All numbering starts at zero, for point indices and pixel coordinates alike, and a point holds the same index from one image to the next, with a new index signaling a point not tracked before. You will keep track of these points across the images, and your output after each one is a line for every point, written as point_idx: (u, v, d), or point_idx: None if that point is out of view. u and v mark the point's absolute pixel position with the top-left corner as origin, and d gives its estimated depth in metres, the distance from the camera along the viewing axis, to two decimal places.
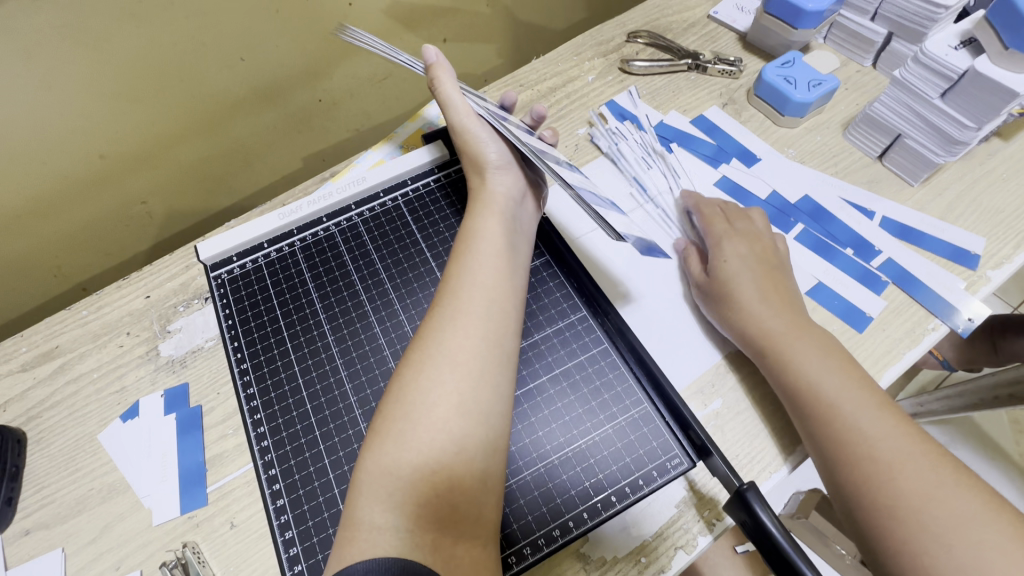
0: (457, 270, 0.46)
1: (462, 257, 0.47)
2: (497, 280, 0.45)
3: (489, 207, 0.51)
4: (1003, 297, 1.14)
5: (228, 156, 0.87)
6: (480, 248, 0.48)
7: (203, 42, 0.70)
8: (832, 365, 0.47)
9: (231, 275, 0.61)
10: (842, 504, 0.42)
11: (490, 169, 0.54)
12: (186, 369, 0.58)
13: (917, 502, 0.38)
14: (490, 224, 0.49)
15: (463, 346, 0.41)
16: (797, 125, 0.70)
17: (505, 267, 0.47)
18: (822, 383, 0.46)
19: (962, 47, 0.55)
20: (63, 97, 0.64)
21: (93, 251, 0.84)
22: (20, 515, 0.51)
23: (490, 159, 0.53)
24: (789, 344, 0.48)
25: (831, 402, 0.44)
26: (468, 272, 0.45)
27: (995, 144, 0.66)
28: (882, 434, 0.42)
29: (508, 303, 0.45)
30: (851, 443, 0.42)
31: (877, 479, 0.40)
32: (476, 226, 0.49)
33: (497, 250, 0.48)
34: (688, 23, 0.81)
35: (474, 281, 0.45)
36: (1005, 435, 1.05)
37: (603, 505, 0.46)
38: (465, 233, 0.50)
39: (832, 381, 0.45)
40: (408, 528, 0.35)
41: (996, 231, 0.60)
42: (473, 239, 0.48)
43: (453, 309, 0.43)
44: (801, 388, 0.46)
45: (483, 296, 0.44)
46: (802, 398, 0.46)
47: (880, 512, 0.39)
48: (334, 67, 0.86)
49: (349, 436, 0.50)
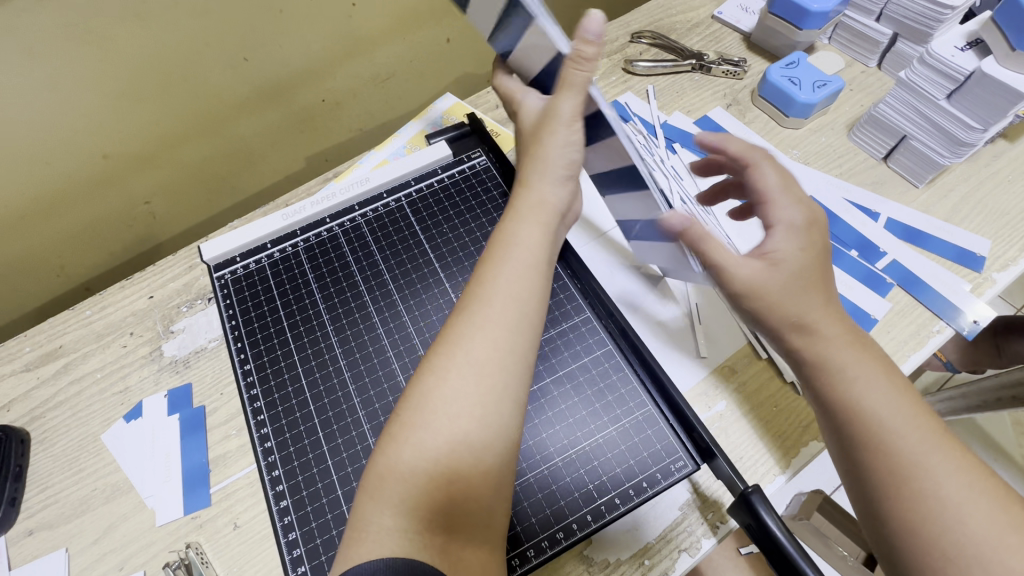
0: (487, 274, 0.43)
1: (494, 262, 0.44)
2: (531, 290, 0.43)
3: (524, 215, 0.46)
4: (1006, 299, 1.14)
5: (231, 156, 0.87)
6: (514, 256, 0.44)
7: (207, 43, 0.70)
8: (891, 382, 0.40)
9: (234, 275, 0.61)
10: (881, 534, 0.38)
11: (564, 175, 0.47)
12: (189, 369, 0.58)
13: (984, 549, 0.33)
14: (535, 235, 0.45)
15: (491, 357, 0.40)
16: (801, 126, 0.70)
17: (539, 278, 0.44)
18: (880, 403, 0.39)
19: (968, 48, 0.55)
20: (67, 96, 0.64)
21: (96, 250, 0.84)
22: (24, 515, 0.51)
23: (569, 164, 0.46)
24: (844, 352, 0.41)
25: (891, 430, 0.38)
26: (504, 279, 0.42)
27: (1001, 145, 0.66)
28: (947, 469, 0.36)
29: (536, 315, 0.43)
30: (912, 477, 0.36)
31: (937, 520, 0.35)
32: (516, 232, 0.45)
33: (532, 261, 0.44)
34: (692, 24, 0.81)
35: (507, 290, 0.42)
36: (1007, 436, 1.05)
37: (607, 507, 0.46)
38: (500, 237, 0.45)
39: (897, 405, 0.38)
40: (415, 530, 0.35)
41: (1001, 233, 0.60)
42: (509, 245, 0.44)
43: (478, 317, 0.41)
44: (857, 412, 0.39)
45: (515, 307, 0.42)
46: (852, 424, 0.39)
47: (934, 556, 0.35)
48: (337, 66, 0.86)
49: (353, 438, 0.50)
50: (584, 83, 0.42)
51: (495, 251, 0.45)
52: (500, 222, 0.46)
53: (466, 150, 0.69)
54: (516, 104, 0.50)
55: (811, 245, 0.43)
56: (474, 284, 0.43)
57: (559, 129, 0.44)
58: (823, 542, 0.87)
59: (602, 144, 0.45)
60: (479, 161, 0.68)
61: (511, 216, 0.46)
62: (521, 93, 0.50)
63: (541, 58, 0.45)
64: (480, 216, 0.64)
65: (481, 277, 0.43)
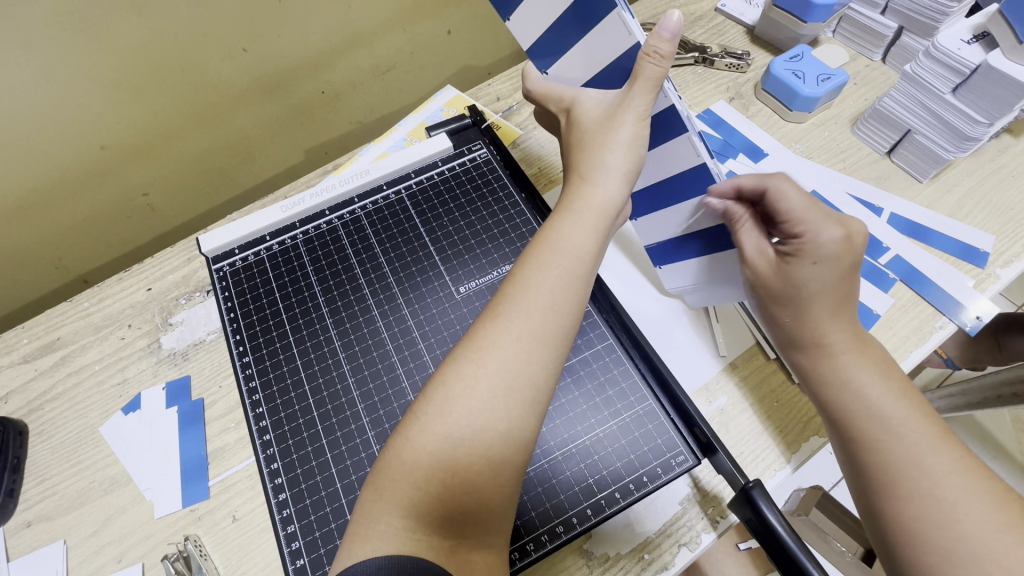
0: (527, 276, 0.42)
1: (532, 261, 0.42)
2: (564, 290, 0.41)
3: (580, 215, 0.43)
4: (1008, 296, 1.14)
5: (230, 148, 0.86)
6: (549, 258, 0.42)
7: (205, 33, 0.69)
8: (890, 386, 0.40)
9: (233, 267, 0.60)
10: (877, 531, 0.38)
11: (615, 172, 0.44)
12: (188, 362, 0.57)
13: (979, 549, 0.33)
14: (581, 237, 0.43)
15: (520, 368, 0.38)
16: (805, 120, 0.69)
17: (579, 286, 0.42)
18: (874, 402, 0.39)
19: (975, 41, 0.54)
20: (62, 86, 0.63)
21: (94, 241, 0.84)
22: (22, 507, 0.51)
23: (624, 163, 0.44)
24: (844, 356, 0.41)
25: (890, 431, 0.38)
26: (546, 281, 0.41)
27: (1006, 141, 0.65)
28: (944, 468, 0.36)
29: (570, 321, 0.41)
30: (901, 473, 0.36)
31: (929, 517, 0.35)
32: (569, 235, 0.43)
33: (572, 265, 0.42)
34: (696, 16, 0.80)
35: (538, 292, 0.40)
36: (1006, 433, 1.05)
37: (607, 501, 0.46)
38: (545, 236, 0.43)
39: (897, 409, 0.38)
40: (422, 531, 0.35)
41: (1006, 229, 0.59)
42: (553, 246, 0.42)
43: (508, 318, 0.40)
44: (856, 416, 0.39)
45: (553, 314, 0.40)
46: (852, 426, 0.39)
47: (927, 554, 0.34)
48: (337, 58, 0.86)
49: (352, 431, 0.50)
50: (658, 76, 0.41)
51: (539, 251, 0.43)
52: (559, 220, 0.44)
53: (467, 142, 0.69)
54: (568, 101, 0.48)
55: (840, 261, 0.40)
56: (510, 288, 0.41)
57: (628, 119, 0.43)
58: (821, 536, 0.86)
59: (667, 146, 0.46)
60: (480, 153, 0.67)
61: (560, 217, 0.44)
62: (571, 89, 0.49)
63: (609, 54, 0.45)
64: (481, 209, 0.63)
65: (521, 282, 0.41)
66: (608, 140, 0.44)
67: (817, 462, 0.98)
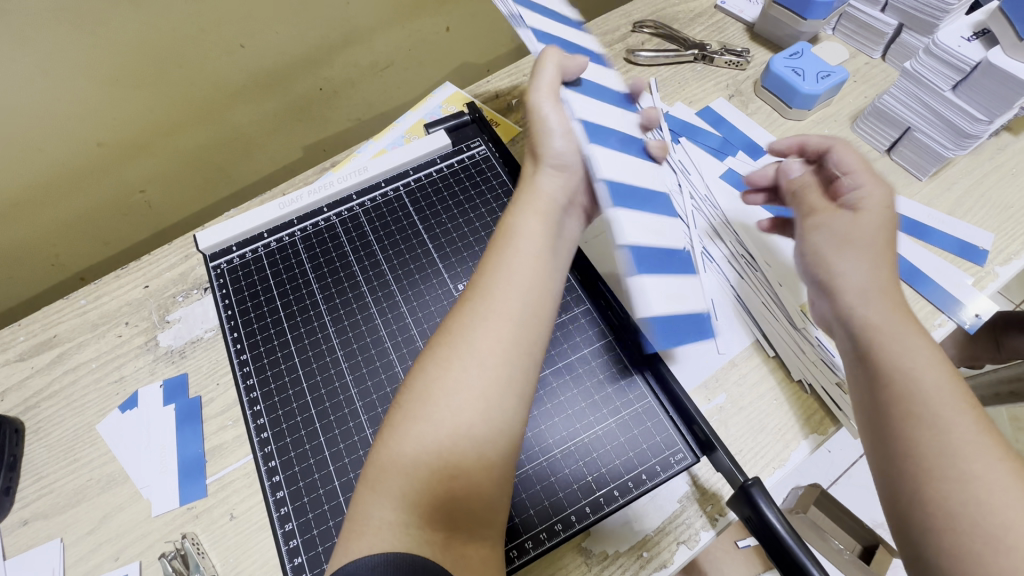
0: (491, 265, 0.44)
1: (499, 251, 0.45)
2: (532, 278, 0.43)
3: (527, 205, 0.48)
4: (1007, 295, 1.14)
5: (227, 145, 0.86)
6: (518, 246, 0.45)
7: (202, 29, 0.69)
8: (940, 373, 0.37)
9: (230, 265, 0.60)
10: (895, 518, 0.36)
11: (547, 164, 0.50)
12: (185, 359, 0.57)
13: None
14: (532, 225, 0.46)
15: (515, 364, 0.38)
16: (804, 117, 0.69)
17: (541, 269, 0.44)
18: (918, 382, 0.37)
19: (975, 38, 0.54)
20: (57, 82, 0.63)
21: (90, 238, 0.83)
22: (18, 505, 0.50)
23: (553, 152, 0.49)
24: (891, 332, 0.40)
25: (933, 413, 0.36)
26: (508, 266, 0.43)
27: (1005, 139, 0.65)
28: None
29: (542, 308, 0.43)
30: (936, 457, 0.34)
31: None
32: (516, 222, 0.46)
33: (534, 251, 0.45)
34: (695, 13, 0.80)
35: (510, 278, 0.42)
36: (1004, 432, 1.05)
37: (605, 499, 0.46)
38: (503, 228, 0.47)
39: (941, 391, 0.36)
40: (417, 526, 0.34)
41: (1005, 227, 0.59)
42: (511, 235, 0.45)
43: (485, 307, 0.41)
44: (903, 391, 0.37)
45: (519, 297, 0.42)
46: (897, 400, 0.37)
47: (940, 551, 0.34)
48: (335, 54, 0.85)
49: (350, 428, 0.50)
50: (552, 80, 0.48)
51: (496, 239, 0.46)
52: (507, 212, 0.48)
53: (465, 139, 0.69)
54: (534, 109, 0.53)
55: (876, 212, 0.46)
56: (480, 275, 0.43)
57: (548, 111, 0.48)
58: (819, 535, 0.86)
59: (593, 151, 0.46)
60: (479, 150, 0.67)
61: (511, 208, 0.49)
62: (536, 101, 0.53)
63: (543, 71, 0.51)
64: (479, 206, 0.63)
65: (489, 269, 0.43)
66: (537, 138, 0.50)
67: (816, 460, 0.98)
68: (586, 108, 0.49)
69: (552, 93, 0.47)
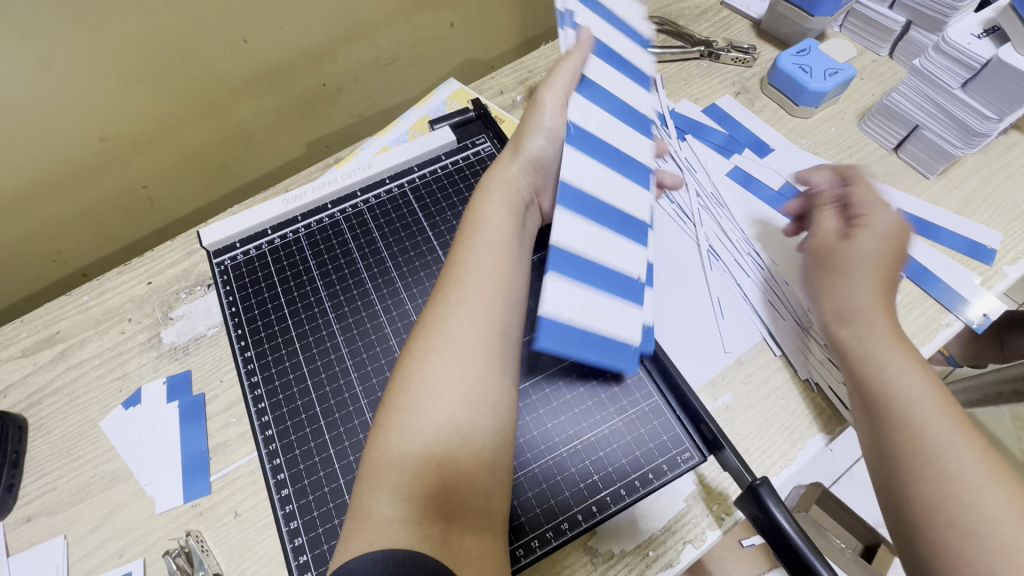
0: (461, 253, 0.45)
1: (468, 241, 0.45)
2: (503, 268, 0.44)
3: (490, 191, 0.49)
4: (1010, 295, 1.14)
5: (230, 141, 0.85)
6: (484, 233, 0.46)
7: (206, 24, 0.68)
8: (924, 379, 0.41)
9: (234, 261, 0.60)
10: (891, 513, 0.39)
11: (524, 155, 0.51)
12: (189, 356, 0.57)
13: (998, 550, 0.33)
14: (499, 212, 0.47)
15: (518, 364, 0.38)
16: (811, 115, 0.69)
17: (509, 256, 0.45)
18: (908, 390, 0.41)
19: (985, 35, 0.54)
20: (58, 78, 0.62)
21: (94, 234, 0.83)
22: (22, 502, 0.50)
23: (534, 149, 0.51)
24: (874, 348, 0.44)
25: (914, 418, 0.39)
26: (475, 258, 0.44)
27: (1013, 137, 0.65)
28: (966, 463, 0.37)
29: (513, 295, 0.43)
30: (926, 462, 0.37)
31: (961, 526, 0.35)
32: (484, 209, 0.47)
33: (500, 238, 0.46)
34: (702, 10, 0.80)
35: (478, 266, 0.43)
36: (1007, 431, 1.05)
37: (612, 498, 0.46)
38: (470, 217, 0.47)
39: (925, 397, 0.40)
40: (416, 521, 0.34)
41: (1013, 227, 0.59)
42: (478, 223, 0.46)
43: (457, 296, 0.42)
44: (886, 397, 0.41)
45: (489, 283, 0.43)
46: (882, 409, 0.41)
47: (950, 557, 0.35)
48: (340, 50, 0.85)
49: (355, 426, 0.49)
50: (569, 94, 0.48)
51: (467, 229, 0.47)
52: (473, 199, 0.49)
53: (470, 135, 0.68)
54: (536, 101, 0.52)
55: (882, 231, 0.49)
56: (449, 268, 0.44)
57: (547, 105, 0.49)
58: (821, 533, 0.86)
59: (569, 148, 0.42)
60: (483, 147, 0.67)
61: (477, 192, 0.50)
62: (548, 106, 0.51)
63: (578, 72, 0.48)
64: None
65: (456, 257, 0.45)
66: (529, 130, 0.51)
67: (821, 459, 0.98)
68: (587, 112, 0.46)
69: (560, 98, 0.48)
